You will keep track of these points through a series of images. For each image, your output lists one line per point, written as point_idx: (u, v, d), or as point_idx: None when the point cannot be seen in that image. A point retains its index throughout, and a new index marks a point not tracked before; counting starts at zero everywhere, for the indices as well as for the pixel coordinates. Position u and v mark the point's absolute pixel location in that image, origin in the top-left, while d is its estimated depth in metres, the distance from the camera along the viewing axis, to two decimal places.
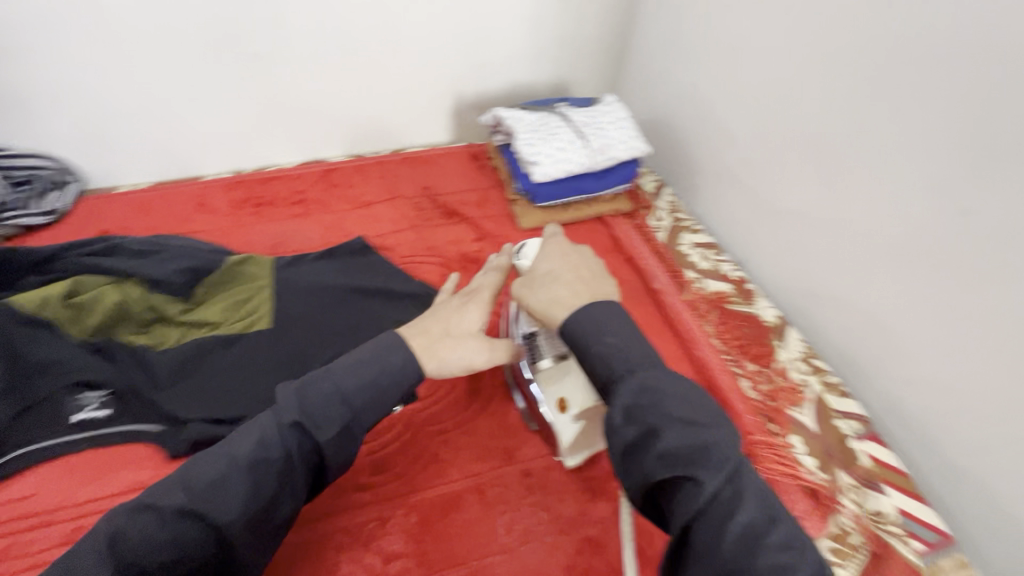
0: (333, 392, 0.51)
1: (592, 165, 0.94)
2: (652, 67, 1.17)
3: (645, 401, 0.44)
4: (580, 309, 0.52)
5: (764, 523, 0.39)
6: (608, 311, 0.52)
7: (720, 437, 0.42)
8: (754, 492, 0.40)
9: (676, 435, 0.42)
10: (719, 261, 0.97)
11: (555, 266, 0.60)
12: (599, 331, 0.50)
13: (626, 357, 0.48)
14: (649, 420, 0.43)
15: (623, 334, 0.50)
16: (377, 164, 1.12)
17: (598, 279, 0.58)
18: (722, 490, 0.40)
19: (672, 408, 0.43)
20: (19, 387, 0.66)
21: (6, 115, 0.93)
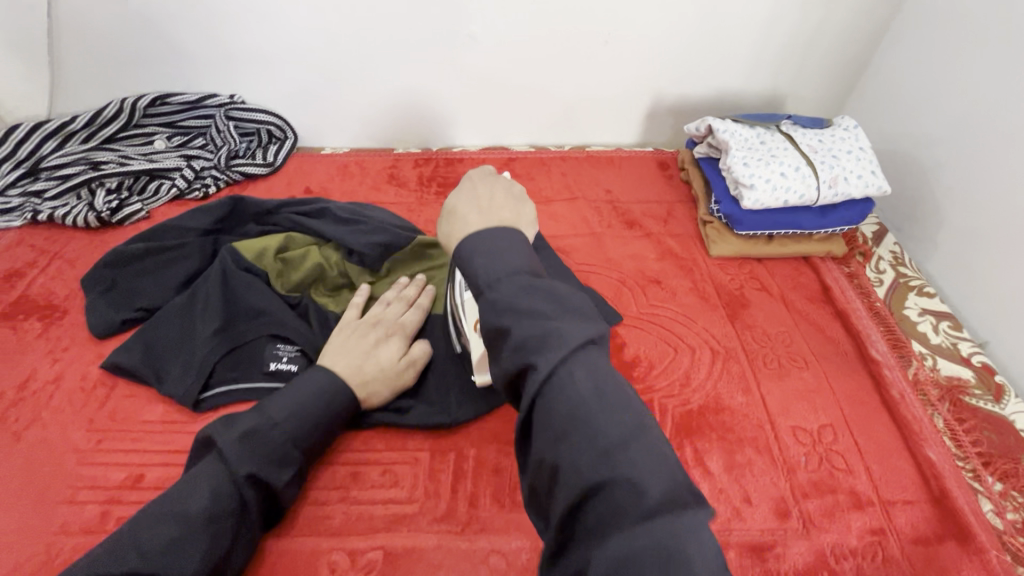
0: (285, 441, 0.56)
1: (815, 198, 0.82)
2: (901, 91, 0.99)
3: (517, 299, 0.39)
4: (465, 246, 0.43)
5: (600, 419, 0.35)
6: (496, 239, 0.43)
7: (568, 331, 0.37)
8: (592, 385, 0.36)
9: (523, 323, 0.38)
10: (957, 338, 0.79)
11: (457, 199, 0.49)
12: (484, 262, 0.42)
13: (510, 273, 0.41)
14: (491, 309, 0.39)
15: (494, 258, 0.42)
16: (560, 159, 1.07)
17: (498, 208, 0.48)
18: (559, 379, 0.36)
19: (552, 310, 0.38)
20: (233, 328, 0.72)
21: (251, 71, 1.03)
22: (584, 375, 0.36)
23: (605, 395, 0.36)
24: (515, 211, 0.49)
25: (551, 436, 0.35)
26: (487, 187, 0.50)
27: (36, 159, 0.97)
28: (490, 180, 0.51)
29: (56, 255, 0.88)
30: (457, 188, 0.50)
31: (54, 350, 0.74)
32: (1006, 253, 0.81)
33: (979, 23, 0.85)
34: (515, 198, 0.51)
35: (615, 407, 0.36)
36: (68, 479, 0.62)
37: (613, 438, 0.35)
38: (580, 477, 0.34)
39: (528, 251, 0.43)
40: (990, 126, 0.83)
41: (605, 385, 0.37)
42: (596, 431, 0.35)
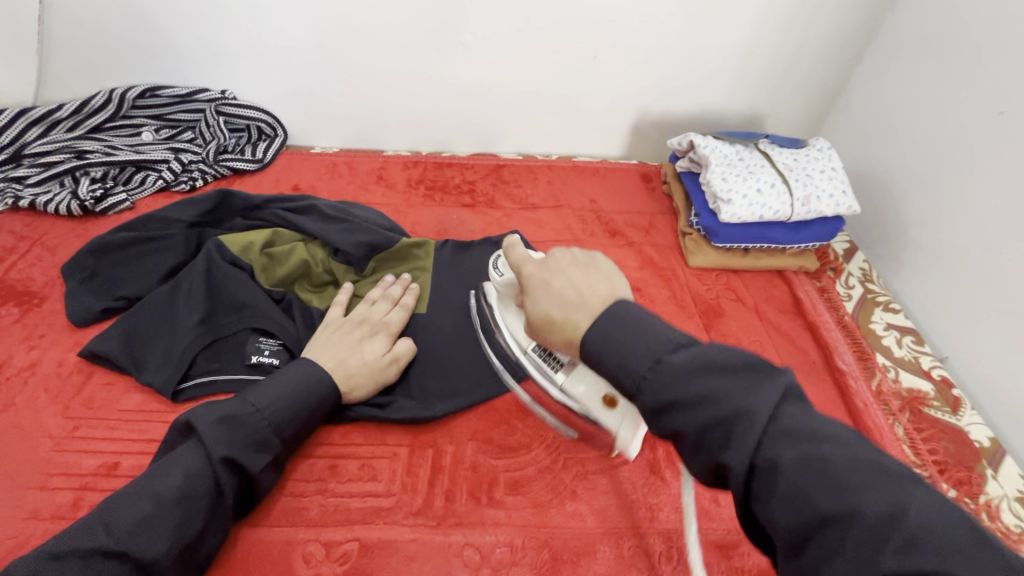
0: (262, 426, 0.57)
1: (789, 214, 0.86)
2: (874, 116, 1.04)
3: (673, 389, 0.38)
4: (592, 345, 0.42)
5: (824, 458, 0.34)
6: (620, 329, 0.41)
7: (667, 347, 0.39)
8: (830, 478, 0.33)
9: (696, 413, 0.37)
10: (920, 351, 0.83)
11: (549, 304, 0.47)
12: (616, 361, 0.41)
13: (643, 361, 0.39)
14: (631, 382, 0.40)
15: (625, 351, 0.40)
16: (547, 167, 1.09)
17: (591, 292, 0.46)
18: (674, 397, 0.38)
19: (718, 390, 0.37)
20: (215, 319, 0.72)
21: (245, 69, 1.04)
22: (693, 377, 0.38)
23: (824, 456, 0.34)
24: (605, 282, 0.47)
25: (715, 438, 0.36)
26: (560, 276, 0.48)
27: (19, 145, 0.97)
28: (556, 266, 0.50)
29: (36, 242, 0.87)
30: (546, 286, 0.49)
31: (30, 336, 0.74)
32: (965, 271, 0.85)
33: (945, 55, 0.90)
34: (586, 264, 0.49)
35: (826, 454, 0.34)
36: (40, 465, 0.62)
37: (829, 482, 0.33)
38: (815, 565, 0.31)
39: (648, 320, 0.42)
40: (954, 150, 0.88)
41: (821, 446, 0.34)
42: (819, 503, 0.32)
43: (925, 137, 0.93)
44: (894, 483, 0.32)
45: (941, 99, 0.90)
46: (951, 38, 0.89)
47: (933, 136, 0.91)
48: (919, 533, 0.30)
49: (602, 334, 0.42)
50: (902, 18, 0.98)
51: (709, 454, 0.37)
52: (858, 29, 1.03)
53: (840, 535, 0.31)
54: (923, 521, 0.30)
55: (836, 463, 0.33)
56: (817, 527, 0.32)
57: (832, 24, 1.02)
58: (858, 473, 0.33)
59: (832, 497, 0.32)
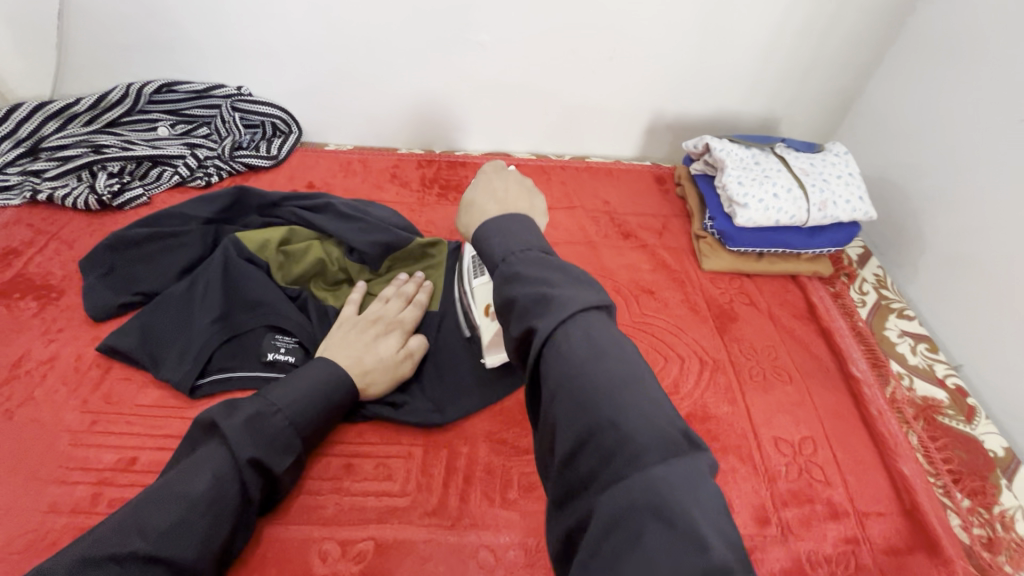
0: (288, 428, 0.58)
1: (805, 219, 0.85)
2: (889, 121, 1.03)
3: (529, 268, 0.43)
4: (487, 225, 0.47)
5: (639, 453, 0.33)
6: (513, 223, 0.47)
7: (570, 297, 0.40)
8: (655, 441, 0.34)
9: (533, 289, 0.41)
10: (934, 359, 0.83)
11: (477, 195, 0.57)
12: (498, 240, 0.46)
13: (521, 247, 0.45)
14: (498, 255, 0.45)
15: (509, 235, 0.46)
16: (561, 168, 1.09)
17: (514, 198, 0.55)
18: (558, 336, 0.38)
19: (557, 281, 0.41)
20: (232, 316, 0.72)
21: (261, 65, 1.04)
22: (578, 330, 0.38)
23: (648, 426, 0.35)
24: (529, 201, 0.56)
25: (574, 417, 0.36)
26: (501, 180, 0.57)
27: (37, 139, 0.97)
28: (503, 175, 0.59)
29: (54, 236, 0.87)
30: (482, 183, 0.58)
31: (49, 330, 0.74)
32: (982, 279, 0.85)
33: (967, 60, 0.89)
34: (527, 189, 0.58)
35: (645, 423, 0.34)
36: (59, 459, 0.62)
37: (643, 443, 0.34)
38: (603, 510, 0.33)
39: (540, 230, 0.48)
40: (974, 155, 0.87)
41: (647, 417, 0.35)
42: (645, 459, 0.33)
43: (943, 144, 0.92)
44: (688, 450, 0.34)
45: (958, 105, 0.90)
46: (972, 43, 0.88)
47: (950, 143, 0.91)
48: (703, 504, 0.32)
49: (500, 217, 0.47)
50: (922, 22, 0.97)
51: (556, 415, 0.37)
52: (876, 33, 1.02)
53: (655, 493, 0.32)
54: (704, 495, 0.32)
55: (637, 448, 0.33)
56: (635, 491, 0.32)
57: (850, 27, 1.01)
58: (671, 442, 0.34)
59: (658, 491, 0.32)
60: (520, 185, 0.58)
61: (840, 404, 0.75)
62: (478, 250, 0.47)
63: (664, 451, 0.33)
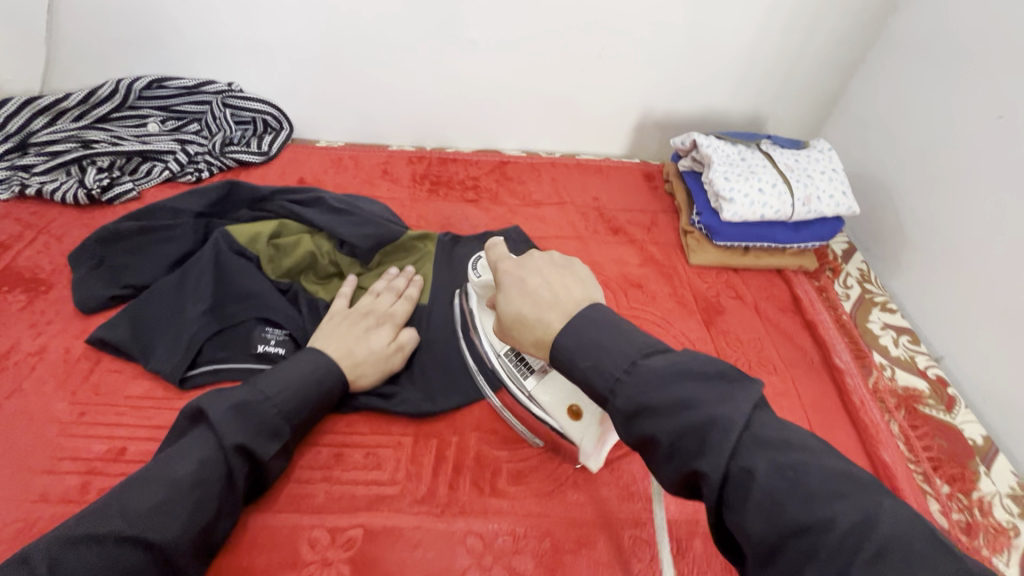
0: (274, 414, 0.58)
1: (790, 214, 0.87)
2: (872, 118, 1.06)
3: (651, 395, 0.42)
4: (559, 342, 0.47)
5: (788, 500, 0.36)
6: (586, 330, 0.46)
7: (724, 415, 0.39)
8: (775, 472, 0.37)
9: (674, 417, 0.40)
10: (916, 351, 0.84)
11: (520, 303, 0.52)
12: (588, 363, 0.45)
13: (620, 365, 0.44)
14: (604, 387, 0.44)
15: (600, 357, 0.45)
16: (551, 165, 1.10)
17: (564, 292, 0.51)
18: (735, 473, 0.38)
19: (690, 395, 0.41)
20: (222, 308, 0.73)
21: (253, 62, 1.04)
22: (748, 448, 0.38)
23: (789, 480, 0.36)
24: (580, 285, 0.52)
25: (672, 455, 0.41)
26: (536, 275, 0.53)
27: (26, 134, 0.97)
28: (532, 264, 0.55)
29: (43, 230, 0.87)
30: (512, 284, 0.54)
31: (37, 323, 0.74)
32: (962, 272, 0.86)
33: (945, 59, 0.91)
34: (562, 266, 0.54)
35: (827, 493, 0.35)
36: (48, 450, 0.62)
37: (844, 523, 0.34)
38: (761, 534, 0.36)
39: (623, 324, 0.47)
40: (952, 152, 0.89)
41: (826, 490, 0.36)
42: (750, 468, 0.37)
43: (924, 140, 0.94)
44: (878, 494, 0.35)
45: (936, 103, 0.92)
46: (950, 43, 0.90)
47: (930, 140, 0.93)
48: (927, 554, 0.33)
49: (571, 327, 0.47)
50: (903, 22, 0.99)
51: (743, 521, 0.37)
52: (859, 33, 1.04)
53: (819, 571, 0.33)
54: (924, 548, 0.33)
55: (813, 482, 0.36)
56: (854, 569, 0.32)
57: (834, 27, 1.03)
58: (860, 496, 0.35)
59: (857, 540, 0.33)
60: (551, 265, 0.54)
61: (824, 394, 0.76)
62: (556, 364, 0.48)
63: (836, 515, 0.34)
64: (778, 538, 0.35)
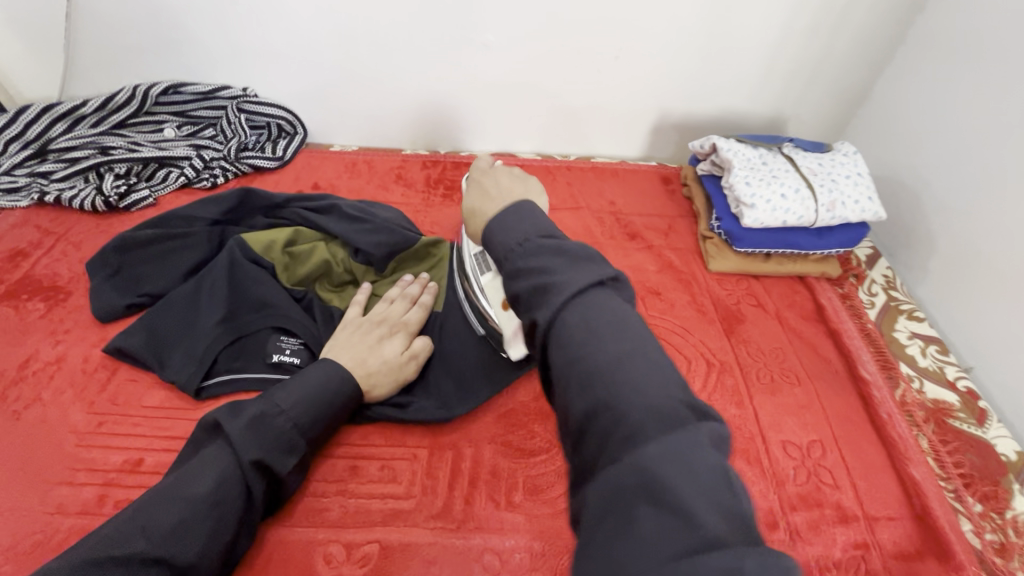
0: (290, 428, 0.57)
1: (813, 219, 0.85)
2: (899, 120, 1.02)
3: (528, 260, 0.43)
4: (491, 224, 0.47)
5: (643, 430, 0.33)
6: (516, 215, 0.46)
7: (570, 281, 0.40)
8: (648, 408, 0.34)
9: (529, 279, 0.42)
10: (945, 362, 0.82)
11: (474, 197, 0.56)
12: (501, 237, 0.46)
13: (521, 240, 0.44)
14: (501, 253, 0.45)
15: (515, 228, 0.46)
16: (566, 168, 1.09)
17: (508, 188, 0.54)
18: (557, 324, 0.39)
19: (557, 267, 0.41)
20: (238, 317, 0.72)
21: (267, 67, 1.04)
22: (575, 314, 0.39)
23: (656, 417, 0.34)
24: (523, 187, 0.56)
25: (580, 387, 0.37)
26: (492, 177, 0.56)
27: (45, 141, 0.98)
28: (492, 172, 0.58)
29: (61, 237, 0.88)
30: (474, 188, 0.56)
31: (56, 331, 0.75)
32: (995, 279, 0.83)
33: (976, 59, 0.88)
34: (519, 178, 0.58)
35: (656, 410, 0.34)
36: (67, 460, 0.63)
37: (637, 419, 0.34)
38: (577, 408, 0.37)
39: (545, 219, 0.47)
40: (983, 155, 0.86)
41: (658, 411, 0.34)
42: (640, 438, 0.33)
43: (954, 142, 0.91)
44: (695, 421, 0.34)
45: (966, 104, 0.89)
46: (982, 42, 0.87)
47: (960, 143, 0.90)
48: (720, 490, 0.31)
49: (501, 214, 0.47)
50: (930, 22, 0.96)
51: (568, 394, 0.38)
52: (885, 31, 1.01)
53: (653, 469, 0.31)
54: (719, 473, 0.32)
55: (636, 416, 0.34)
56: (631, 466, 0.32)
57: (859, 27, 1.00)
58: (672, 411, 0.34)
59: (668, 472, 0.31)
60: (511, 175, 0.57)
61: (850, 407, 0.74)
62: (487, 249, 0.47)
63: (674, 427, 0.33)
64: (588, 414, 0.36)
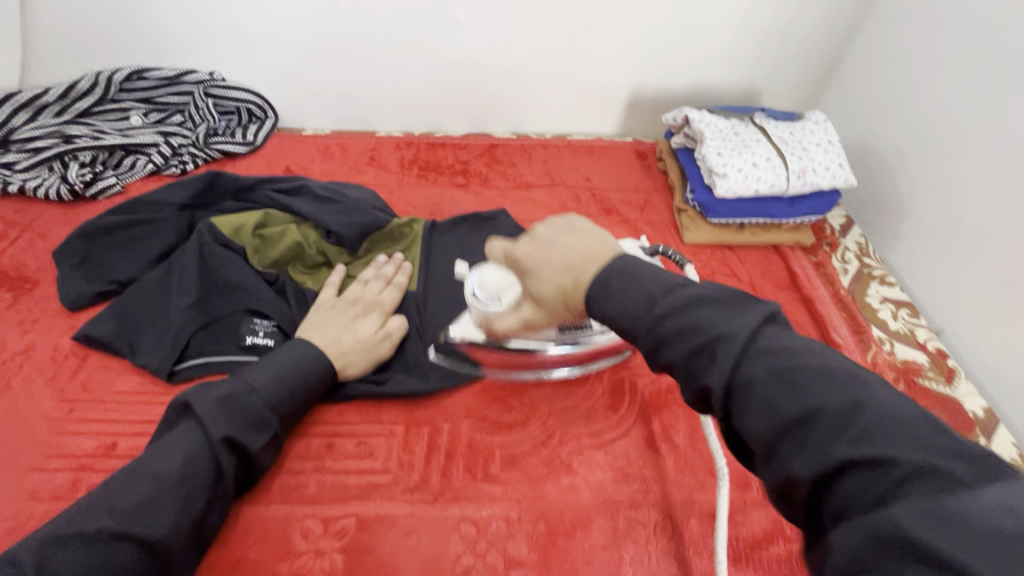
0: (260, 405, 0.57)
1: (785, 188, 0.85)
2: (868, 90, 1.03)
3: (674, 322, 0.40)
4: (596, 293, 0.45)
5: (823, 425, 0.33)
6: (621, 283, 0.44)
7: (738, 330, 0.38)
8: (771, 371, 0.36)
9: (684, 342, 0.40)
10: (915, 324, 0.83)
11: (539, 261, 0.50)
12: (620, 304, 0.43)
13: (645, 304, 0.42)
14: (637, 328, 0.42)
15: (628, 295, 0.43)
16: (542, 146, 1.08)
17: (587, 253, 0.47)
18: (738, 382, 0.37)
19: (709, 320, 0.39)
20: (209, 301, 0.72)
21: (234, 50, 1.02)
22: (758, 367, 0.37)
23: (907, 441, 0.31)
24: (598, 241, 0.49)
25: (692, 356, 0.39)
26: (553, 243, 0.49)
27: (7, 130, 0.95)
28: (541, 230, 0.51)
29: (27, 228, 0.86)
30: (533, 251, 0.50)
31: (23, 321, 0.74)
32: (962, 241, 0.85)
33: (942, 23, 0.88)
34: (569, 227, 0.51)
35: (906, 441, 0.31)
36: (38, 447, 0.62)
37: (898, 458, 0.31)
38: (799, 474, 0.33)
39: (648, 277, 0.44)
40: (953, 118, 0.86)
41: (897, 427, 0.32)
42: (864, 437, 0.32)
43: (922, 108, 0.92)
44: (853, 373, 0.35)
45: (934, 67, 0.90)
46: (949, 5, 0.87)
47: (928, 107, 0.90)
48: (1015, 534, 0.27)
49: (600, 283, 0.45)
50: None
51: (776, 453, 0.35)
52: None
53: (913, 529, 0.28)
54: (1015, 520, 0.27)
55: (871, 421, 0.33)
56: (885, 521, 0.29)
57: None
58: (829, 369, 0.36)
59: (921, 524, 0.28)
60: (561, 224, 0.51)
61: None
62: (603, 318, 0.45)
63: (946, 485, 0.29)
64: (823, 477, 0.33)
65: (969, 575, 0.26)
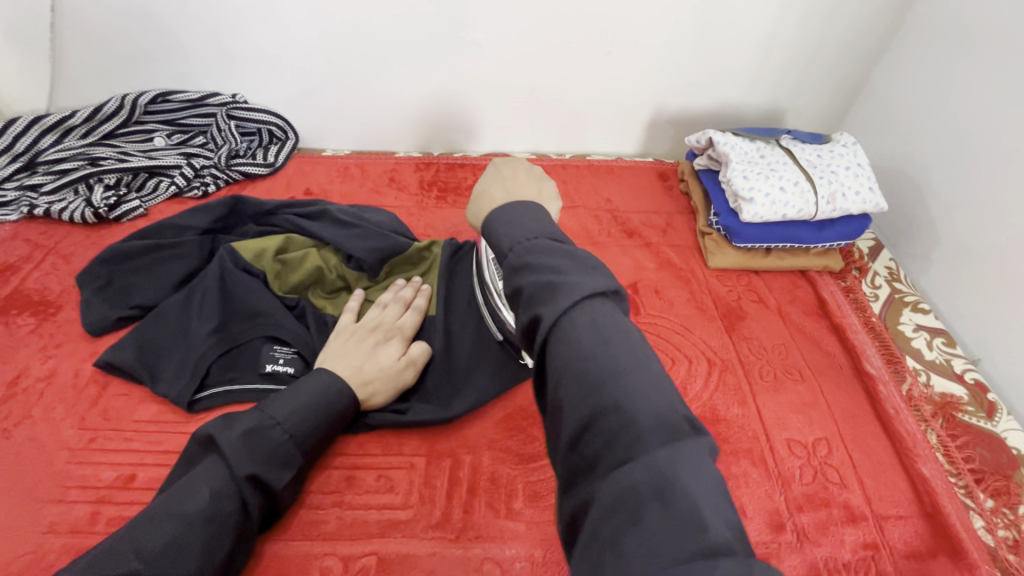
0: (284, 438, 0.56)
1: (814, 213, 0.83)
2: (897, 110, 1.01)
3: (537, 254, 0.41)
4: (494, 214, 0.46)
5: (623, 388, 0.35)
6: (517, 209, 0.46)
7: (580, 282, 0.39)
8: (594, 330, 0.37)
9: (524, 262, 0.41)
10: (951, 354, 0.80)
11: (488, 184, 0.55)
12: (506, 229, 0.44)
13: (528, 235, 0.44)
14: (507, 243, 0.44)
15: (515, 225, 0.45)
16: (561, 167, 1.07)
17: (522, 188, 0.53)
18: (563, 327, 0.38)
19: (549, 254, 0.41)
20: (230, 327, 0.71)
21: (255, 73, 1.03)
22: (585, 322, 0.38)
23: (660, 411, 0.35)
24: (538, 187, 0.55)
25: (529, 299, 0.39)
26: (511, 168, 0.56)
27: (33, 153, 0.97)
28: (514, 164, 0.57)
29: (51, 251, 0.87)
30: (488, 175, 0.57)
31: (46, 346, 0.74)
32: (999, 268, 0.82)
33: (975, 44, 0.86)
34: (538, 177, 0.56)
35: (661, 415, 0.34)
36: (60, 478, 0.62)
37: (644, 422, 0.34)
38: (577, 413, 0.35)
39: (553, 222, 0.46)
40: (988, 142, 0.84)
41: (661, 405, 0.35)
42: (629, 394, 0.35)
43: (954, 131, 0.89)
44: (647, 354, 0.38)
45: (966, 89, 0.87)
46: (982, 25, 0.85)
47: (962, 129, 0.88)
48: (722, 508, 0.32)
49: (504, 205, 0.46)
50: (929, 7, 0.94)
51: (565, 398, 0.36)
52: (883, 19, 0.99)
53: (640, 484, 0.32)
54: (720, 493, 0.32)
55: (641, 392, 0.35)
56: (631, 477, 0.32)
57: (855, 14, 0.98)
58: (626, 348, 0.37)
59: (662, 489, 0.31)
60: (532, 172, 0.57)
61: (857, 403, 0.72)
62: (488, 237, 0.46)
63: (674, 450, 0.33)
64: (591, 425, 0.35)
65: (665, 439, 0.33)
